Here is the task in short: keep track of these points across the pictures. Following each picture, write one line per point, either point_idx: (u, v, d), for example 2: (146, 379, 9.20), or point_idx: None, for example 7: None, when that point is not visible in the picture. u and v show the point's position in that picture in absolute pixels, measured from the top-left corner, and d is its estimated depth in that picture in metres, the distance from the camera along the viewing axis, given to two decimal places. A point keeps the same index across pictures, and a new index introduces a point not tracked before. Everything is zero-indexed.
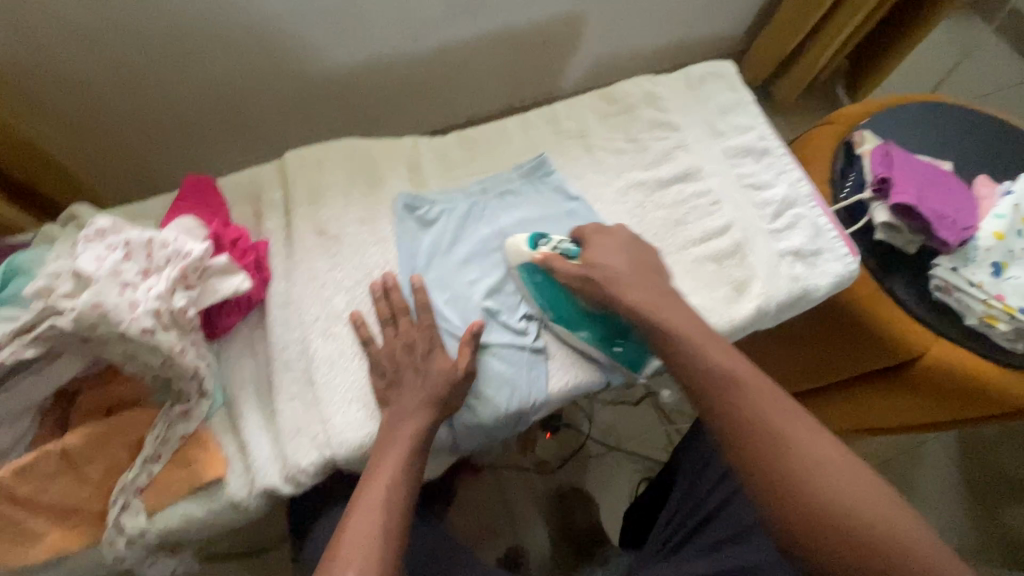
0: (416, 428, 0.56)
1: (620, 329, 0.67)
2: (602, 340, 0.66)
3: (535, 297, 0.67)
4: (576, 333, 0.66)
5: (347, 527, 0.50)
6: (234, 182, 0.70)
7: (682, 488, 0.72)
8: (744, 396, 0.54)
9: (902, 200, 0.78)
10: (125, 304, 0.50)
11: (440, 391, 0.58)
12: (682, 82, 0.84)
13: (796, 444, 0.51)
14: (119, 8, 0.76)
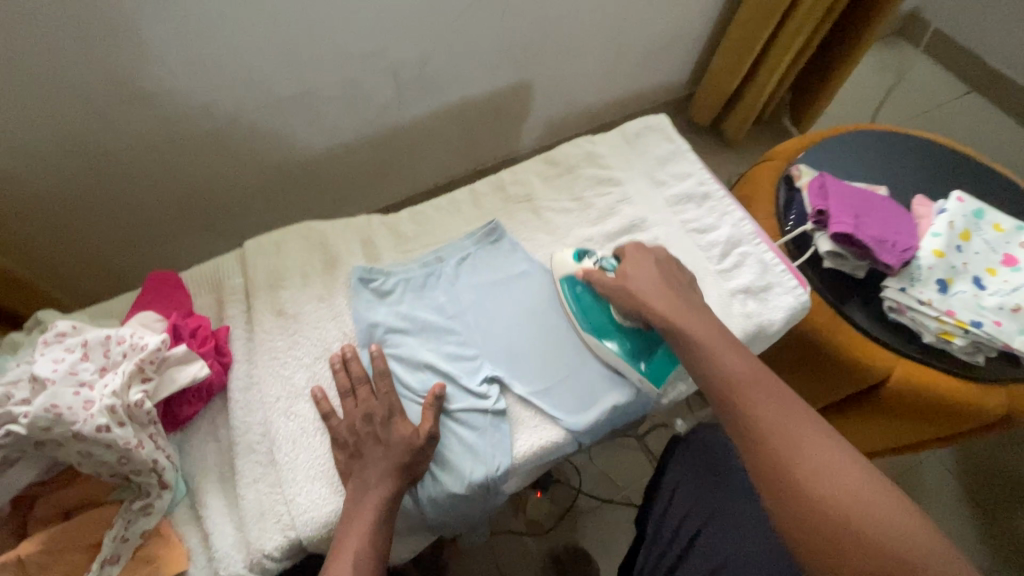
0: (379, 500, 0.56)
1: (650, 343, 0.70)
2: (630, 353, 0.69)
3: (571, 305, 0.72)
4: (605, 342, 0.69)
5: None
6: (197, 274, 0.73)
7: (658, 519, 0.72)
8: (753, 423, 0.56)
9: (840, 230, 0.77)
10: (80, 404, 0.51)
11: (402, 457, 0.58)
12: (619, 138, 0.88)
13: (805, 459, 0.53)
14: (87, 121, 0.82)
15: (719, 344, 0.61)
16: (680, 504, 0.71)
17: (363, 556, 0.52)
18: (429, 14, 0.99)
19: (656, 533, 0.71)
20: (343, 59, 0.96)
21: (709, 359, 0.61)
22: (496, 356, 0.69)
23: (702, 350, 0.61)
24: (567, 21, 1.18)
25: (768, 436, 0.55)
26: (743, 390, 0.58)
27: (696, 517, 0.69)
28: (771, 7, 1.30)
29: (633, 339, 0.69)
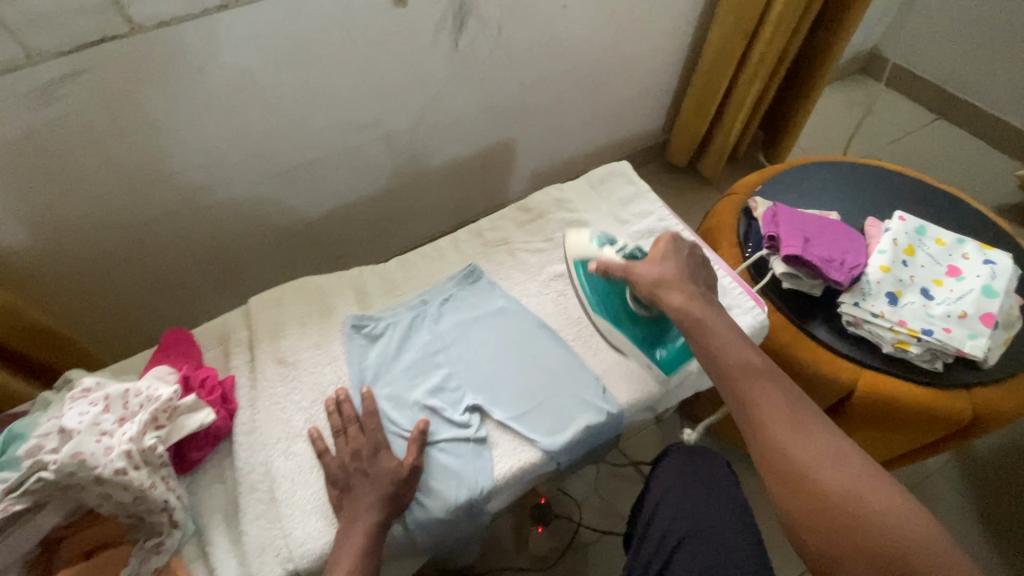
0: (367, 529, 0.60)
1: (664, 333, 0.78)
2: (643, 342, 0.77)
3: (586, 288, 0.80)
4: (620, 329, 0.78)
5: None
6: (206, 330, 0.81)
7: (644, 529, 0.75)
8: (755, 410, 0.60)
9: (791, 252, 0.84)
10: (102, 449, 0.58)
11: (388, 487, 0.63)
12: (585, 184, 0.97)
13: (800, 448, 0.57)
14: (112, 201, 0.93)
15: (734, 340, 0.65)
16: (664, 515, 0.74)
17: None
18: (414, 87, 1.11)
19: (644, 543, 0.74)
20: (338, 131, 1.09)
21: (720, 351, 0.65)
22: (477, 387, 0.75)
23: (712, 342, 0.66)
24: (540, 84, 1.30)
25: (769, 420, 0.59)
26: (748, 378, 0.62)
27: (676, 531, 0.72)
28: (727, 56, 1.42)
29: (646, 326, 0.77)
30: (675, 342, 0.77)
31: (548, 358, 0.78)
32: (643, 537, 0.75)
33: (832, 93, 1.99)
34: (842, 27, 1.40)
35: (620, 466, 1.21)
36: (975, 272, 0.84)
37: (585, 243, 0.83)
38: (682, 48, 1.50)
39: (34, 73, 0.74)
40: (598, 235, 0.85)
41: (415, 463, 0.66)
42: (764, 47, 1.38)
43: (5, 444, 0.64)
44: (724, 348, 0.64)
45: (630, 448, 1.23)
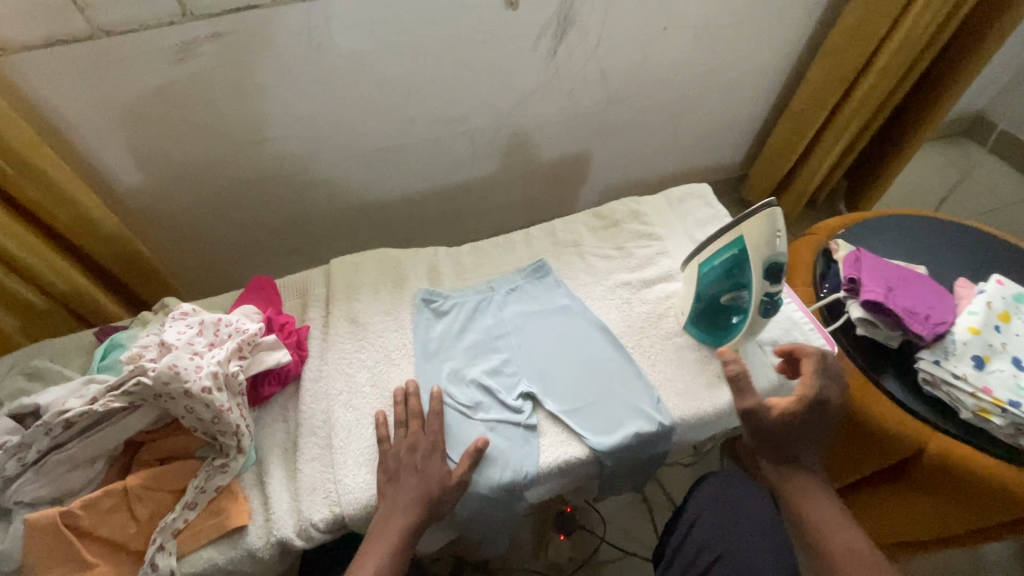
0: (401, 529, 0.61)
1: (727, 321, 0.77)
2: (705, 309, 0.76)
3: (719, 254, 0.70)
4: (701, 290, 0.75)
5: None
6: (289, 282, 0.87)
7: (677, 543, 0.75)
8: None
9: (871, 297, 0.82)
10: (193, 366, 0.63)
11: (436, 471, 0.65)
12: (663, 201, 0.98)
13: None
14: (224, 151, 1.04)
15: (828, 512, 0.63)
16: (698, 536, 0.73)
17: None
18: (504, 88, 1.15)
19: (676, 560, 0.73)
20: (427, 121, 1.15)
21: (811, 514, 0.63)
22: (533, 377, 0.76)
23: (808, 516, 0.63)
24: (625, 102, 1.32)
25: None
26: (846, 558, 0.58)
27: (710, 552, 0.71)
28: (819, 100, 1.39)
29: (717, 306, 0.75)
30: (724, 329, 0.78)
31: (605, 361, 0.78)
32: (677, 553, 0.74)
33: (927, 152, 1.89)
34: (949, 89, 1.34)
35: (649, 491, 1.19)
36: None
37: (759, 244, 0.64)
38: (774, 85, 1.48)
39: (183, 29, 0.85)
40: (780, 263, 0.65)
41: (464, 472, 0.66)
42: (862, 96, 1.34)
43: (109, 349, 0.74)
44: (822, 525, 0.61)
45: (663, 477, 1.20)
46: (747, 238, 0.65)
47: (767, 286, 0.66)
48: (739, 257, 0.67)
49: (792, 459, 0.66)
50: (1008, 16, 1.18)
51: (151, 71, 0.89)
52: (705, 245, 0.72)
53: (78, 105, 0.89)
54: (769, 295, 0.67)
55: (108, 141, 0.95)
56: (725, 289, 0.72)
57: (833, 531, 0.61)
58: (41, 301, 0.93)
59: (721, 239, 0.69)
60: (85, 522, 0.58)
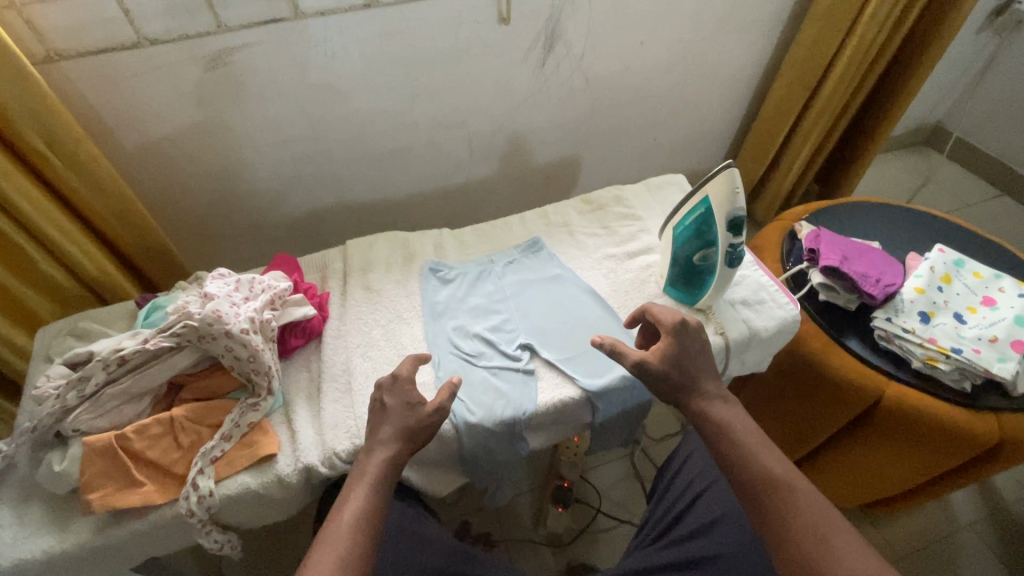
0: (382, 461, 0.64)
1: (700, 282, 0.85)
2: (681, 270, 0.86)
3: (687, 215, 0.81)
4: (675, 251, 0.85)
5: (326, 531, 0.57)
6: (310, 259, 0.97)
7: (668, 482, 0.82)
8: (783, 499, 0.59)
9: (828, 263, 0.92)
10: (232, 312, 0.72)
11: (422, 398, 0.69)
12: (643, 188, 1.09)
13: (819, 538, 0.56)
14: (245, 151, 1.15)
15: (749, 440, 0.65)
16: (687, 471, 0.80)
17: (344, 548, 0.55)
18: (500, 96, 1.28)
19: (668, 495, 0.81)
20: (431, 124, 1.27)
21: (737, 444, 0.65)
22: (530, 330, 0.86)
23: (740, 451, 0.64)
24: (609, 110, 1.46)
25: (790, 509, 0.58)
26: (775, 481, 0.61)
27: (698, 484, 0.78)
28: (785, 109, 1.53)
29: (690, 266, 0.84)
30: (699, 291, 0.86)
31: (593, 318, 0.88)
32: (669, 489, 0.81)
33: (891, 160, 2.05)
34: (900, 97, 1.48)
35: (641, 465, 1.26)
36: (1009, 303, 0.89)
37: (721, 202, 0.75)
38: (744, 98, 1.63)
39: (218, 40, 0.97)
40: (740, 220, 0.75)
41: (441, 401, 0.69)
42: (821, 105, 1.48)
43: (151, 309, 0.82)
44: (755, 456, 0.63)
45: (654, 451, 1.28)
46: (712, 197, 0.76)
47: (731, 238, 0.76)
48: (705, 216, 0.78)
49: (692, 393, 0.69)
50: (944, 30, 1.34)
51: (184, 76, 1.00)
52: (680, 209, 0.83)
53: (120, 108, 1.00)
54: (733, 246, 0.77)
55: (145, 143, 1.06)
56: (695, 249, 0.82)
57: (762, 460, 0.63)
58: (68, 283, 0.99)
59: (692, 202, 0.80)
60: (137, 445, 0.66)
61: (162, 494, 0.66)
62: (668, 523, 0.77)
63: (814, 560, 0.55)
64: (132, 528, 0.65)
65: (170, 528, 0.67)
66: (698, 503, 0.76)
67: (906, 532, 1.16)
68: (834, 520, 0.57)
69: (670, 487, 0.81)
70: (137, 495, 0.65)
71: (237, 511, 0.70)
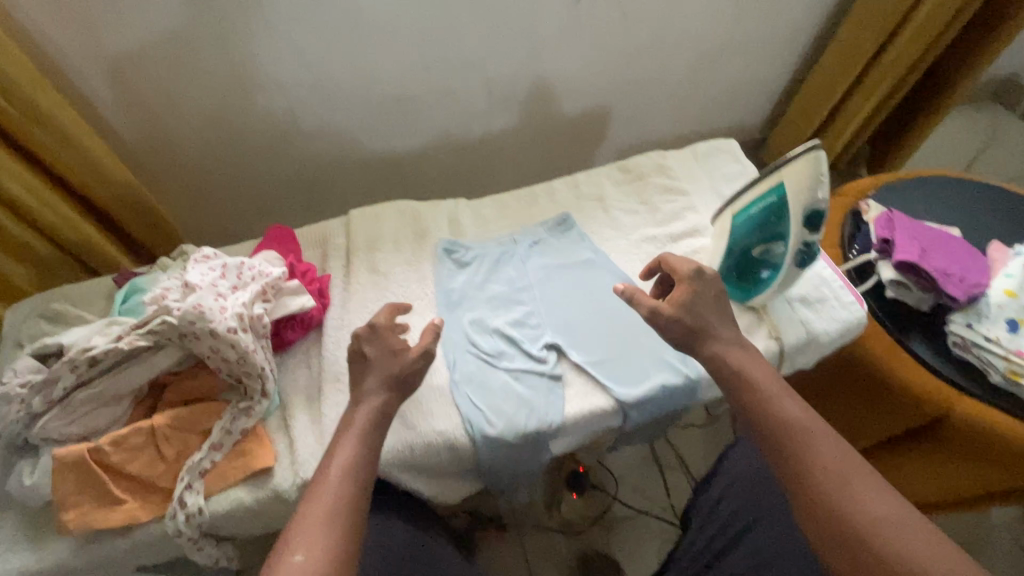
0: (370, 413, 0.58)
1: (757, 279, 0.74)
2: (738, 267, 0.74)
3: (750, 204, 0.67)
4: (731, 245, 0.72)
5: (321, 478, 0.51)
6: (308, 232, 0.86)
7: (708, 507, 0.74)
8: (804, 449, 0.52)
9: (905, 257, 0.79)
10: (218, 307, 0.62)
11: None
12: (689, 156, 0.95)
13: (848, 495, 0.48)
14: (232, 98, 1.00)
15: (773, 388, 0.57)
16: (731, 499, 0.71)
17: (338, 500, 0.50)
18: (526, 36, 1.11)
19: (708, 524, 0.72)
20: (445, 69, 1.11)
21: (756, 389, 0.57)
22: (557, 327, 0.75)
23: (757, 396, 0.56)
24: (648, 56, 1.28)
25: (814, 460, 0.51)
26: (796, 430, 0.53)
27: (744, 517, 0.69)
28: (850, 59, 1.33)
29: (748, 261, 0.73)
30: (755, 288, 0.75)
31: (629, 314, 0.77)
32: (710, 517, 0.73)
33: (954, 118, 1.84)
34: (985, 50, 1.27)
35: (661, 451, 1.20)
36: None
37: (799, 191, 0.62)
38: (803, 43, 1.42)
39: None
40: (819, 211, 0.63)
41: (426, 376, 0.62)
42: (894, 56, 1.28)
43: (130, 292, 0.73)
44: (774, 402, 0.55)
45: (676, 437, 1.21)
46: (788, 184, 0.63)
47: (806, 233, 0.64)
48: (776, 205, 0.65)
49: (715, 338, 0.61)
50: None
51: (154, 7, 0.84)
52: (740, 195, 0.69)
53: (86, 44, 0.86)
54: (807, 243, 0.65)
55: (117, 89, 0.92)
56: (757, 242, 0.70)
57: (779, 406, 0.55)
58: (46, 251, 0.89)
59: (757, 188, 0.67)
60: (114, 459, 0.59)
61: (146, 511, 0.59)
62: (708, 559, 0.69)
63: (843, 506, 0.48)
64: (114, 546, 0.59)
65: (157, 545, 0.61)
66: (744, 539, 0.68)
67: None
68: (868, 475, 0.49)
69: (710, 515, 0.73)
70: (118, 512, 0.59)
71: (230, 525, 0.64)
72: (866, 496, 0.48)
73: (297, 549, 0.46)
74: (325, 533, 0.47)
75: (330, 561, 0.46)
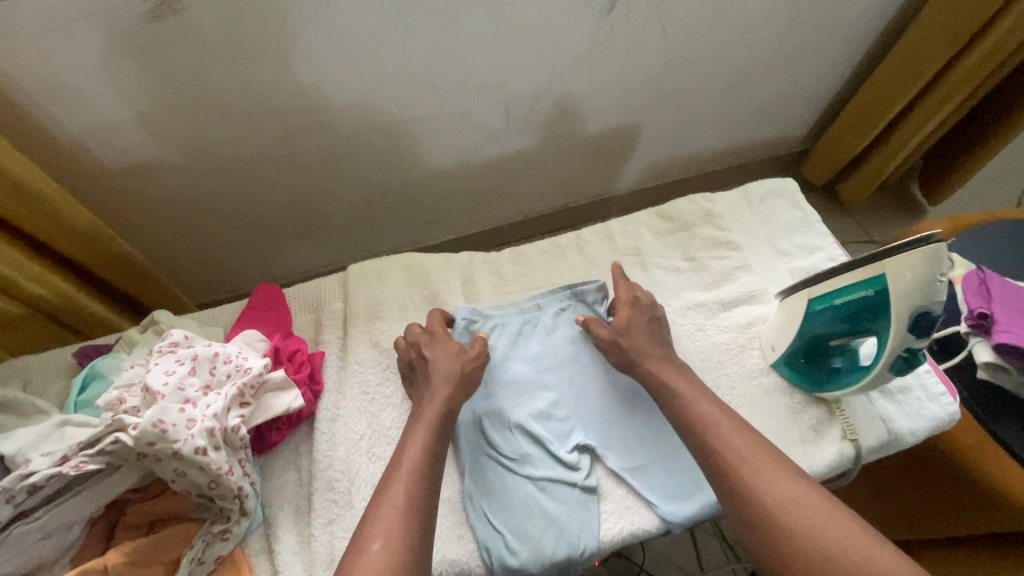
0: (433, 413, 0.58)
1: (827, 366, 0.63)
2: (808, 351, 0.62)
3: (843, 294, 0.54)
4: (803, 325, 0.60)
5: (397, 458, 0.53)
6: (300, 293, 0.74)
7: None
8: (718, 437, 0.53)
9: (1011, 341, 0.66)
10: (184, 421, 0.51)
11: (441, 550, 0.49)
12: (740, 199, 0.82)
13: (759, 482, 0.49)
14: (216, 126, 0.88)
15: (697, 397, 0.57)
16: None
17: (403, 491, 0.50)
18: (551, 50, 0.97)
19: None
20: (458, 88, 0.97)
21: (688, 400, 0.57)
22: (589, 421, 0.64)
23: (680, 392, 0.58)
24: (686, 68, 1.13)
25: (726, 449, 0.52)
26: (716, 421, 0.54)
27: None
28: (918, 70, 1.17)
29: (821, 345, 0.61)
30: (824, 378, 0.63)
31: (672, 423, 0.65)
32: None
33: None
34: None
35: None
36: None
37: (910, 291, 0.49)
38: (862, 49, 1.26)
39: None
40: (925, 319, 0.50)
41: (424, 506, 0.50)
42: (970, 69, 1.12)
43: (89, 378, 0.62)
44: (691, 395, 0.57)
45: None
46: (892, 277, 0.50)
47: (911, 339, 0.51)
48: (876, 300, 0.52)
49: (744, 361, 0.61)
50: None
51: (120, 30, 0.71)
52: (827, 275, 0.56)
53: (41, 75, 0.73)
54: (910, 350, 0.52)
55: (82, 122, 0.80)
56: (837, 329, 0.58)
57: (698, 401, 0.56)
58: (16, 311, 0.77)
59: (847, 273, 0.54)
60: None
61: None
62: None
63: (748, 482, 0.49)
64: None
65: None
66: None
67: None
68: (779, 462, 0.50)
69: None
70: None
71: None
72: (780, 482, 0.49)
73: (373, 538, 0.46)
74: (398, 516, 0.48)
75: (402, 541, 0.46)
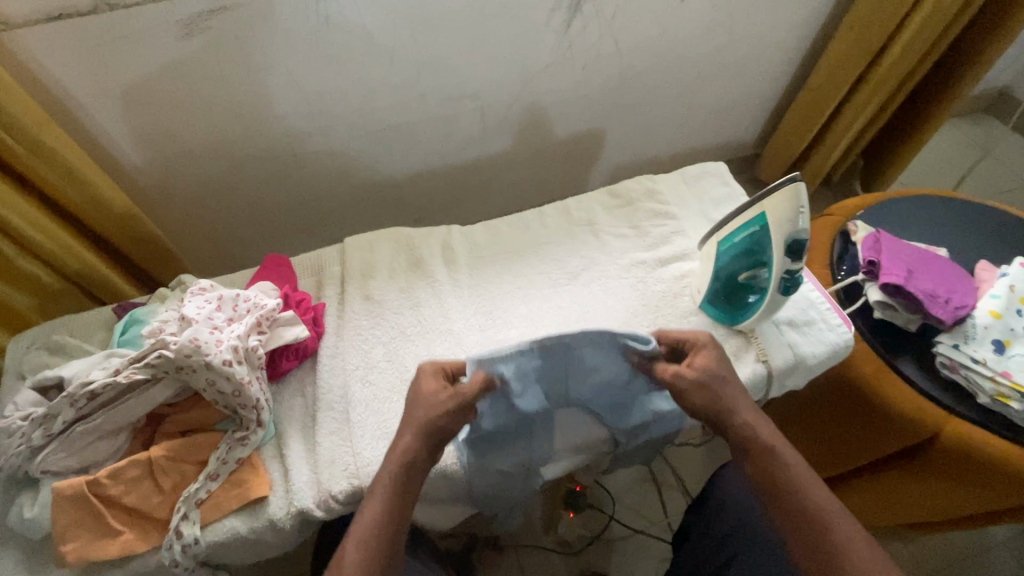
0: (390, 478, 0.58)
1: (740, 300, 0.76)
2: (722, 288, 0.77)
3: (738, 229, 0.70)
4: (716, 263, 0.75)
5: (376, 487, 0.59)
6: (303, 260, 0.87)
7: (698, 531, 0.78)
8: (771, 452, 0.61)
9: (892, 280, 0.80)
10: (214, 340, 0.63)
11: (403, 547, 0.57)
12: (677, 179, 0.96)
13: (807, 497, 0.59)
14: (230, 128, 1.02)
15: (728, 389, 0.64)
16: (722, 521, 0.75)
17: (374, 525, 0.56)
18: (518, 63, 1.13)
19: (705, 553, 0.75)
20: (439, 96, 1.13)
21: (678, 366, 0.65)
22: None
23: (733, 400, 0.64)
24: (640, 79, 1.30)
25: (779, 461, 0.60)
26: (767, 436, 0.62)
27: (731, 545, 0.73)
28: (839, 77, 1.35)
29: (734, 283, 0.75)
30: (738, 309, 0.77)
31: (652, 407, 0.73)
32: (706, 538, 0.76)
33: (948, 132, 1.85)
34: (974, 66, 1.28)
35: (657, 469, 1.20)
36: None
37: (781, 222, 0.64)
38: (794, 61, 1.44)
39: (191, 2, 0.83)
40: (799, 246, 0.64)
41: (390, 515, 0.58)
42: (882, 75, 1.30)
43: (129, 323, 0.75)
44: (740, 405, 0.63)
45: (672, 456, 1.21)
46: (771, 214, 0.65)
47: (789, 263, 0.65)
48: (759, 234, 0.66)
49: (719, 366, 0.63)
50: None
51: (155, 46, 0.86)
52: (729, 220, 0.72)
53: (86, 82, 0.87)
54: (790, 273, 0.66)
55: (118, 123, 0.94)
56: (740, 265, 0.72)
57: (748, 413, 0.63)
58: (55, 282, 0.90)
59: (745, 215, 0.70)
60: (113, 491, 0.61)
61: (144, 542, 0.62)
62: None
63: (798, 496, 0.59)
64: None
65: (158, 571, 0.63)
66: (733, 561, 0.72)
67: (939, 550, 1.09)
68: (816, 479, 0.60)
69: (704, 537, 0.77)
70: (117, 543, 0.61)
71: (225, 553, 0.65)
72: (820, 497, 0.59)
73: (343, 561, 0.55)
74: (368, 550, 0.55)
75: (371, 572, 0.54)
